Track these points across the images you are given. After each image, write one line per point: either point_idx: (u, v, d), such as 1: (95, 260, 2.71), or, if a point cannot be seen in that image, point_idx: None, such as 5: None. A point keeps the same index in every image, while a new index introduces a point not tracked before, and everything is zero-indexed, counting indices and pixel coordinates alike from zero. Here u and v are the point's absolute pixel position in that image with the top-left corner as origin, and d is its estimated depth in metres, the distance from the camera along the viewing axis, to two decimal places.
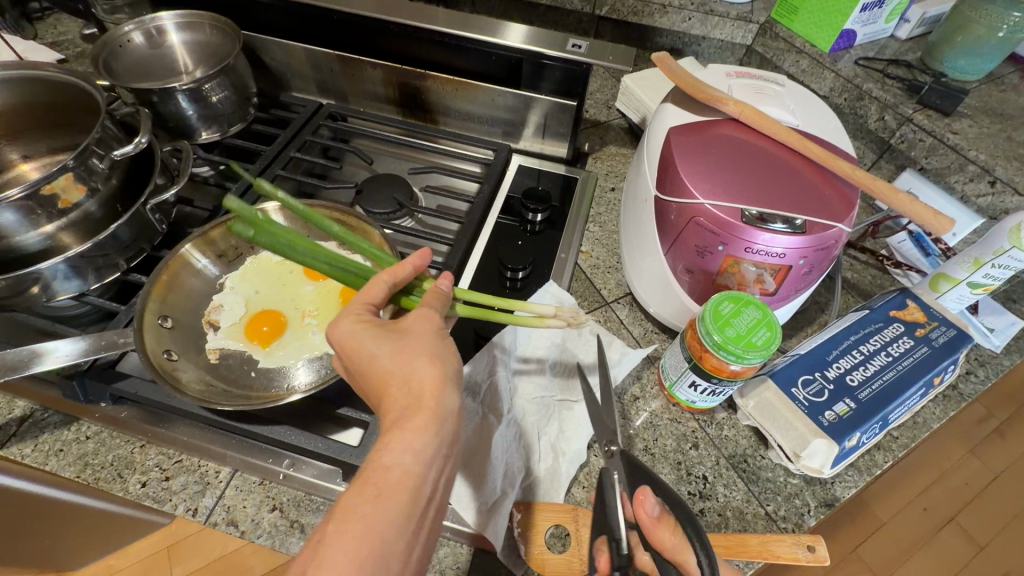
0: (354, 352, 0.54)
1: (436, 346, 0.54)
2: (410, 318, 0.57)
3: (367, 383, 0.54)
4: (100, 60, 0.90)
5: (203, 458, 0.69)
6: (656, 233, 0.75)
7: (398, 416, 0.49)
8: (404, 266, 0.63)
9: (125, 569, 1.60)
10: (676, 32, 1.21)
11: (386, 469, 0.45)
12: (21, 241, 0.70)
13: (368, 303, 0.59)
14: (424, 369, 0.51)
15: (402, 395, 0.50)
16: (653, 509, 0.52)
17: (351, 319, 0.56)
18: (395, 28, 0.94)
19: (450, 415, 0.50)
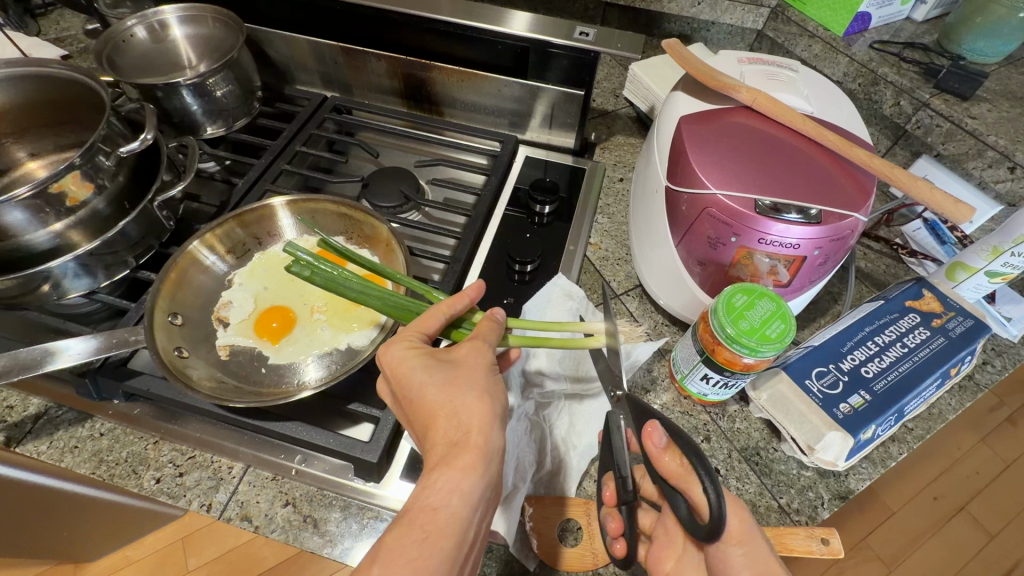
0: (404, 379, 0.55)
1: (486, 382, 0.55)
2: (461, 351, 0.58)
3: (413, 412, 0.55)
4: (103, 55, 0.89)
5: (216, 454, 0.69)
6: (667, 224, 0.74)
7: (444, 453, 0.50)
8: (461, 298, 0.63)
9: (141, 561, 1.63)
10: (684, 18, 1.19)
11: (433, 510, 0.46)
12: (31, 239, 0.70)
13: (421, 332, 0.60)
14: (472, 405, 0.52)
15: (448, 431, 0.51)
16: (662, 440, 0.57)
17: (402, 346, 0.57)
18: (399, 18, 0.93)
19: (494, 454, 0.51)
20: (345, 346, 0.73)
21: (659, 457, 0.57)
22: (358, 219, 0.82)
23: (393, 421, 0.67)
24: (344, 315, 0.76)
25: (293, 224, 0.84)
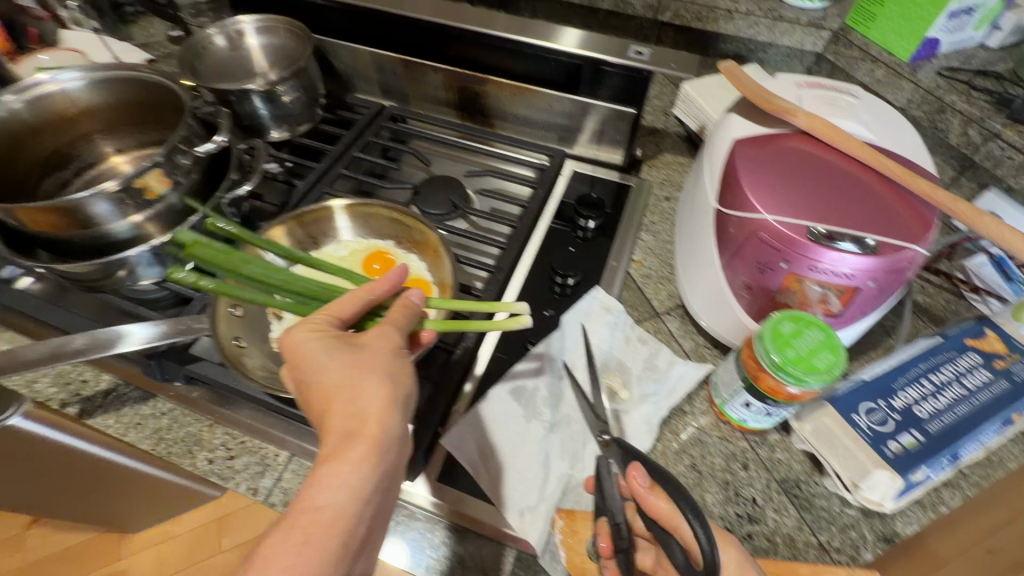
0: (303, 362, 0.55)
1: (394, 368, 0.55)
2: (365, 334, 0.58)
3: (307, 394, 0.55)
4: (185, 60, 0.97)
5: (266, 441, 0.73)
6: (714, 245, 0.74)
7: (339, 442, 0.50)
8: (382, 283, 0.63)
9: (180, 536, 1.72)
10: (741, 39, 1.17)
11: (320, 507, 0.46)
12: (113, 229, 0.77)
13: (333, 315, 0.60)
14: (374, 390, 0.52)
15: (348, 420, 0.51)
16: (645, 481, 0.60)
17: (306, 329, 0.57)
18: (459, 33, 0.97)
19: (393, 439, 0.51)
20: None
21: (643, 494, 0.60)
22: (409, 225, 0.84)
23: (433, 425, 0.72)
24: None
25: (349, 227, 0.87)
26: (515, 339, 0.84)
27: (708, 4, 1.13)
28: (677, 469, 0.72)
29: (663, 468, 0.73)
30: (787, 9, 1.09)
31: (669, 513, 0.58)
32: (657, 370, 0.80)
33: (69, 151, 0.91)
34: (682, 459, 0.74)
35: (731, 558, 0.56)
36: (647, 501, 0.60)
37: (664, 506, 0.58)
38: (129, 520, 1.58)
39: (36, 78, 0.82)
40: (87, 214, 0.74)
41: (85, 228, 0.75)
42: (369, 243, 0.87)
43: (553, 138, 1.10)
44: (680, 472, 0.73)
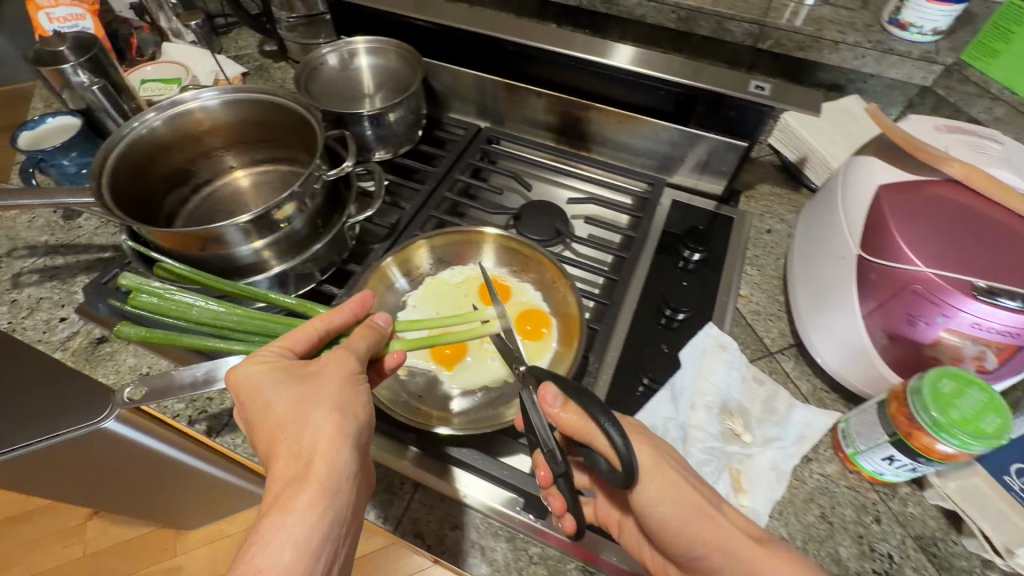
0: (250, 400, 0.58)
1: (341, 399, 0.58)
2: (319, 364, 0.61)
3: (258, 436, 0.58)
4: (301, 81, 0.98)
5: (391, 469, 0.73)
6: (852, 292, 0.72)
7: (283, 489, 0.53)
8: (339, 313, 0.68)
9: (233, 535, 1.74)
10: (843, 69, 1.15)
11: (262, 566, 0.47)
12: (240, 253, 0.78)
13: (284, 347, 0.64)
14: (320, 425, 0.55)
15: (288, 464, 0.54)
16: (559, 401, 0.61)
17: (254, 364, 0.60)
18: (569, 60, 0.97)
19: (341, 477, 0.54)
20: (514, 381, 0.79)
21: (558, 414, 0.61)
22: (526, 256, 0.87)
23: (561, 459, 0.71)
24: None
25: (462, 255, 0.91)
26: (630, 374, 0.83)
27: (813, 34, 1.11)
28: (808, 520, 0.71)
29: (792, 516, 0.71)
30: (897, 42, 1.07)
31: (581, 426, 0.59)
32: (777, 413, 0.79)
33: (190, 167, 0.93)
34: (811, 508, 0.72)
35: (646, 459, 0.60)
36: (567, 421, 0.60)
37: (580, 422, 0.59)
38: (189, 518, 1.59)
39: (179, 97, 0.85)
40: (221, 240, 0.75)
41: (215, 250, 0.76)
42: (484, 270, 0.89)
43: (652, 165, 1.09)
44: (810, 523, 0.71)
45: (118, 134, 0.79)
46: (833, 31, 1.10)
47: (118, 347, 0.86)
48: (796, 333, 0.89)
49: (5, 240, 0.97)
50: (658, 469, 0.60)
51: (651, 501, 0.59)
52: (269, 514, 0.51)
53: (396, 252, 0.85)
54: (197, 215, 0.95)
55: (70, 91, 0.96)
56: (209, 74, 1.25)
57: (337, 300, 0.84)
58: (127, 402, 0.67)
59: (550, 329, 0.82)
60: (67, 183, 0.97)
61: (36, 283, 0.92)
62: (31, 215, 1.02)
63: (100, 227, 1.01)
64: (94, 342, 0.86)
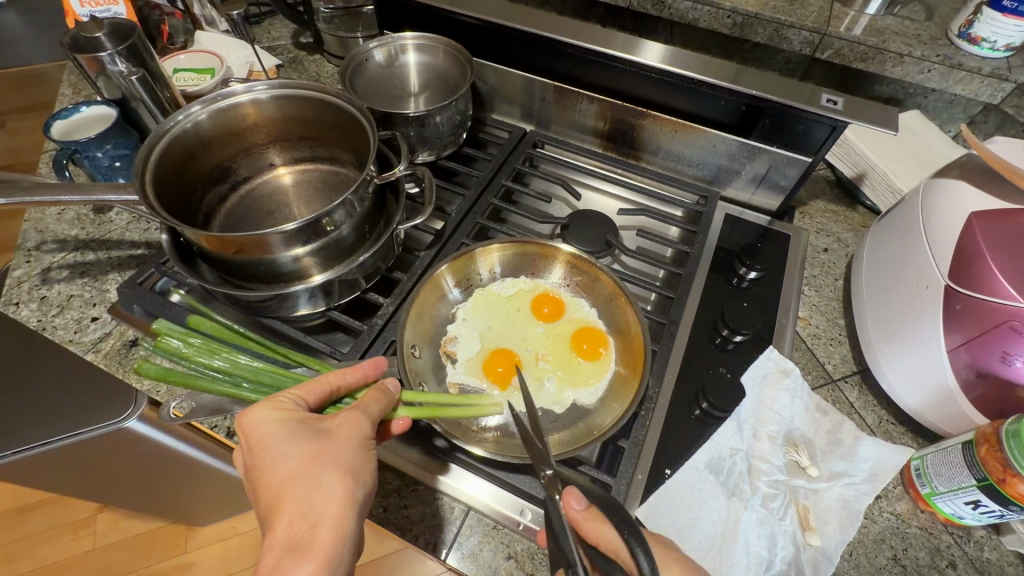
0: (261, 448, 0.56)
1: (353, 462, 0.57)
2: (334, 421, 0.59)
3: (262, 488, 0.55)
4: (346, 75, 0.95)
5: (440, 492, 0.70)
6: (934, 324, 0.68)
7: (284, 553, 0.51)
8: (353, 372, 0.65)
9: (247, 534, 1.62)
10: (904, 82, 1.11)
11: None
12: (280, 259, 0.73)
13: (298, 397, 0.62)
14: (331, 489, 0.54)
15: (293, 526, 0.52)
16: (581, 505, 0.55)
17: (270, 410, 0.58)
18: (628, 65, 0.93)
19: (344, 547, 0.53)
20: (572, 402, 0.77)
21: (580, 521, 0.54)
22: (580, 269, 0.86)
23: (624, 488, 0.67)
24: (569, 366, 0.81)
25: (511, 267, 0.90)
26: (688, 398, 0.79)
27: (877, 45, 1.06)
28: (881, 563, 0.67)
29: (863, 557, 0.67)
30: (967, 57, 1.03)
31: (601, 536, 0.52)
32: (842, 445, 0.73)
33: (230, 164, 0.91)
34: (883, 549, 0.68)
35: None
36: (585, 528, 0.54)
37: (599, 532, 0.52)
38: (201, 517, 1.54)
39: (230, 89, 0.82)
40: (263, 246, 0.70)
41: (252, 254, 0.71)
42: (535, 283, 0.88)
43: (703, 176, 1.05)
44: (883, 566, 0.67)
45: (162, 128, 0.76)
46: (899, 43, 1.05)
47: (153, 351, 0.82)
48: (859, 360, 0.85)
49: (33, 233, 0.94)
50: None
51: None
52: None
53: (453, 261, 0.83)
54: (235, 214, 0.93)
55: (105, 79, 0.92)
56: (244, 64, 1.21)
57: (384, 308, 0.81)
58: (171, 418, 0.67)
59: (608, 348, 0.81)
60: (99, 175, 0.93)
61: (66, 280, 0.88)
62: (60, 208, 0.98)
63: (131, 222, 0.97)
64: (127, 345, 0.82)
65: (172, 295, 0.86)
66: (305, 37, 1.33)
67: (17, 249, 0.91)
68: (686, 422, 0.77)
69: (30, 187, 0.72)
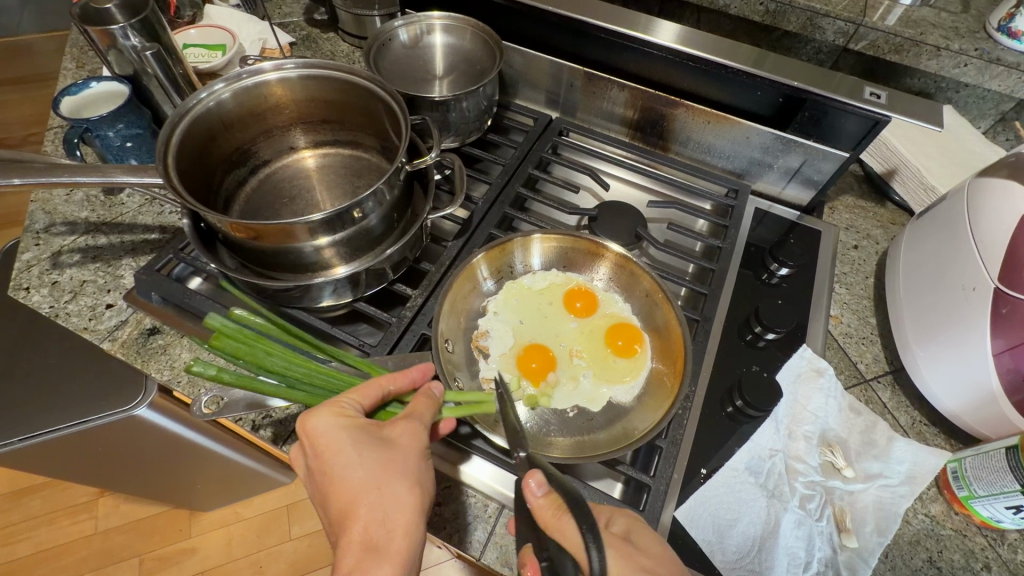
0: (328, 453, 0.54)
1: (418, 470, 0.56)
2: (396, 429, 0.58)
3: (331, 494, 0.54)
4: (372, 54, 0.92)
5: (472, 490, 0.68)
6: (981, 328, 0.67)
7: (361, 556, 0.50)
8: (403, 377, 0.64)
9: (250, 520, 1.60)
10: (938, 76, 1.08)
11: None
12: (304, 250, 0.70)
13: (357, 401, 0.60)
14: (402, 497, 0.53)
15: (369, 530, 0.51)
16: (540, 490, 0.53)
17: (331, 415, 0.57)
18: (665, 53, 0.90)
19: (415, 551, 0.52)
20: (609, 400, 0.77)
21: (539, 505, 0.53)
22: (623, 271, 0.85)
23: (663, 488, 0.65)
24: (604, 364, 0.81)
25: (542, 259, 0.89)
26: (721, 397, 0.78)
27: (913, 37, 1.04)
28: (917, 565, 0.66)
29: (899, 559, 0.67)
30: (1005, 52, 1.01)
31: (556, 525, 0.50)
32: (876, 445, 0.72)
33: (250, 147, 0.88)
34: (918, 551, 0.68)
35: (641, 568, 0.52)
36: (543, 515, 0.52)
37: (555, 520, 0.50)
38: (206, 503, 1.51)
39: (257, 67, 0.78)
40: (289, 236, 0.67)
41: (274, 242, 0.68)
42: (567, 277, 0.88)
43: (734, 170, 1.03)
44: (918, 567, 0.66)
45: (184, 108, 0.72)
46: (937, 35, 1.03)
47: (172, 341, 0.79)
48: (891, 360, 0.84)
49: (41, 214, 0.90)
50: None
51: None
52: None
53: (486, 251, 0.83)
54: (255, 199, 0.90)
55: (116, 54, 0.87)
56: (256, 41, 1.16)
57: (413, 301, 0.78)
58: (202, 413, 0.64)
59: (643, 346, 0.81)
60: (110, 155, 0.89)
61: (77, 264, 0.85)
62: (68, 189, 0.94)
63: (144, 205, 0.93)
64: (145, 333, 0.79)
65: (190, 282, 0.83)
66: (318, 14, 1.28)
67: (25, 230, 0.87)
68: (719, 419, 0.76)
69: (44, 168, 0.68)
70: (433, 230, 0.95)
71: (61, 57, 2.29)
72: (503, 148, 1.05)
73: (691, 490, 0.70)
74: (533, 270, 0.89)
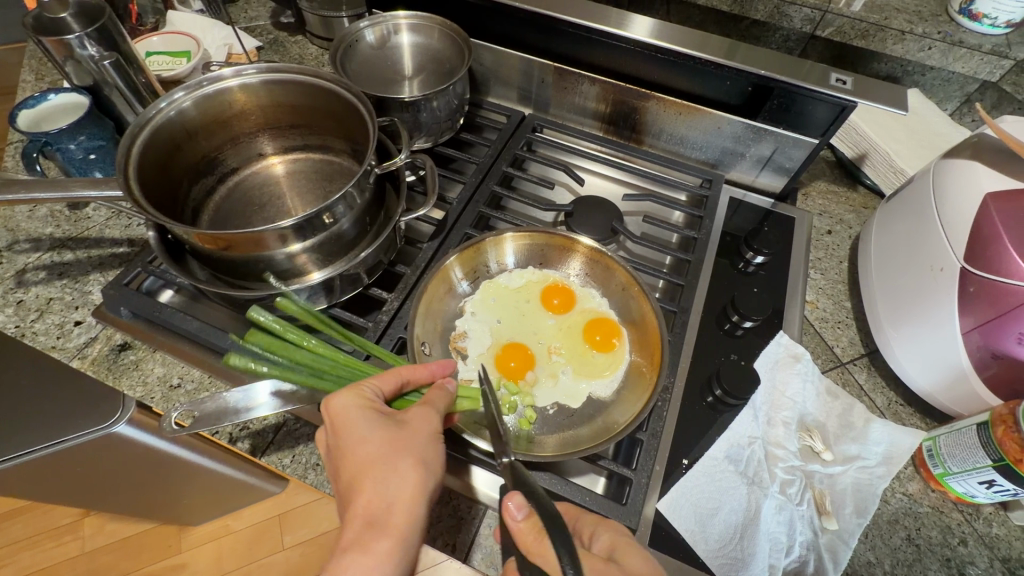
0: (343, 429, 0.55)
1: (427, 454, 0.56)
2: (411, 413, 0.59)
3: (340, 469, 0.54)
4: (338, 57, 0.91)
5: (456, 491, 0.68)
6: (950, 308, 0.68)
7: (360, 531, 0.50)
8: (422, 369, 0.65)
9: (239, 533, 1.56)
10: (904, 60, 1.10)
11: None
12: (276, 259, 0.69)
13: (378, 386, 0.61)
14: (409, 477, 0.53)
15: (370, 506, 0.51)
16: (519, 515, 0.48)
17: (352, 395, 0.58)
18: (636, 45, 0.90)
19: (416, 532, 0.51)
20: (588, 396, 0.77)
21: (516, 528, 0.49)
22: (606, 267, 0.85)
23: (645, 481, 0.65)
24: (583, 359, 0.81)
25: (516, 257, 0.88)
26: (701, 387, 0.79)
27: (879, 22, 1.05)
28: (896, 543, 0.67)
29: (879, 539, 0.68)
30: (967, 34, 1.02)
31: (540, 551, 0.47)
32: (853, 428, 0.73)
33: (217, 155, 0.87)
34: (897, 530, 0.69)
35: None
36: (525, 540, 0.48)
37: (541, 547, 0.47)
38: (191, 517, 1.47)
39: (216, 74, 0.77)
40: (259, 244, 0.66)
41: (244, 251, 0.67)
42: (544, 274, 0.88)
43: (708, 160, 1.04)
44: (897, 546, 0.68)
45: (144, 117, 0.70)
46: (901, 20, 1.04)
47: (144, 355, 0.78)
48: (867, 342, 0.85)
49: (4, 232, 0.88)
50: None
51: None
52: (346, 560, 0.48)
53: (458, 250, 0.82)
54: (224, 208, 0.89)
55: (75, 64, 0.85)
56: (222, 46, 1.14)
57: (389, 304, 0.78)
58: (173, 429, 0.64)
59: (621, 340, 0.82)
60: (73, 169, 0.87)
61: (43, 281, 0.83)
62: (31, 205, 0.92)
63: (111, 219, 0.91)
64: (116, 349, 0.78)
65: (161, 295, 0.82)
66: (285, 16, 1.26)
67: None
68: (698, 407, 0.77)
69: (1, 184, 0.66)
70: (409, 232, 0.95)
71: (24, 68, 2.24)
72: (477, 147, 1.04)
73: (672, 482, 0.70)
74: (508, 268, 0.89)
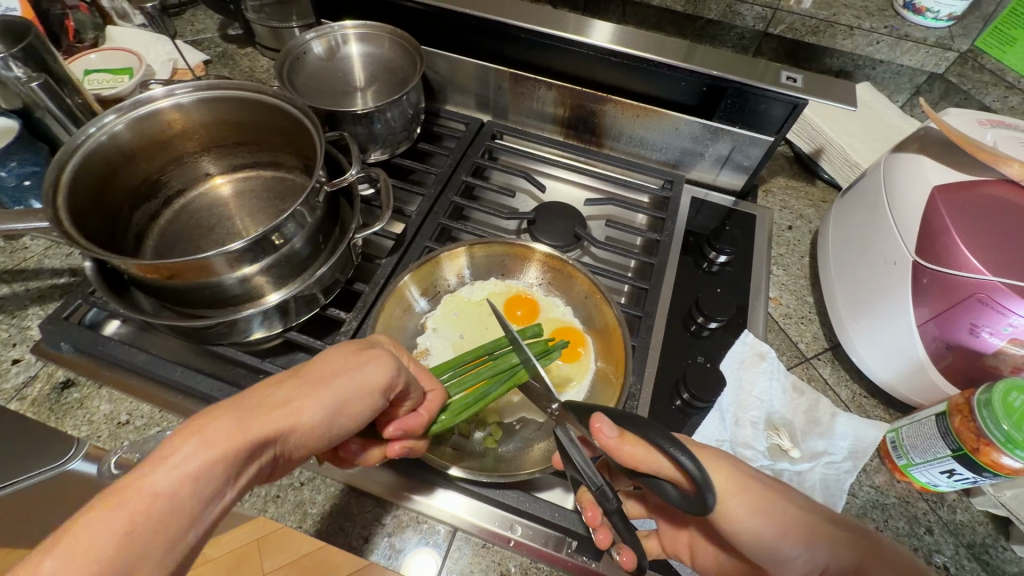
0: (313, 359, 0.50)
1: (353, 388, 0.47)
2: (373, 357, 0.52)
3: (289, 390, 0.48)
4: (284, 70, 0.88)
5: (423, 514, 0.66)
6: (905, 300, 0.69)
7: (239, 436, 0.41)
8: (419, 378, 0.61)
9: None
10: (854, 55, 1.12)
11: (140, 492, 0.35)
12: (224, 284, 0.66)
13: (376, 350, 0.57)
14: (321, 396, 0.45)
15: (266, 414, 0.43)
16: (614, 432, 0.51)
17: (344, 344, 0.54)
18: (589, 48, 0.89)
19: (291, 448, 0.42)
20: None
21: (614, 448, 0.51)
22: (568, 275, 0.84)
23: None
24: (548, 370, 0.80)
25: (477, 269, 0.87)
26: (669, 391, 0.78)
27: (828, 19, 1.06)
28: None
29: None
30: (913, 28, 1.04)
31: (644, 459, 0.49)
32: (820, 423, 0.73)
33: (159, 176, 0.83)
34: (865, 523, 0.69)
35: (724, 479, 0.52)
36: (624, 454, 0.50)
37: (636, 455, 0.49)
38: None
39: (148, 95, 0.73)
40: (204, 270, 0.63)
41: (189, 278, 0.64)
42: (507, 285, 0.87)
43: (668, 160, 1.04)
44: None
45: (73, 141, 0.67)
46: (849, 16, 1.06)
47: (89, 393, 0.73)
48: (830, 336, 0.86)
49: None
50: (740, 481, 0.53)
51: (743, 514, 0.52)
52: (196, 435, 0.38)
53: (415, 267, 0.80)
54: (170, 231, 0.85)
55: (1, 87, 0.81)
56: (166, 62, 1.10)
57: (347, 325, 0.75)
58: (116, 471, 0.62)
59: (587, 348, 0.81)
60: (6, 198, 0.82)
61: None
62: None
63: (51, 248, 0.87)
64: (58, 388, 0.73)
65: (106, 327, 0.78)
66: (234, 28, 1.22)
67: None
68: (666, 411, 0.76)
69: None
70: (369, 247, 0.92)
71: None
72: (436, 157, 1.02)
73: None
74: (468, 281, 0.87)
